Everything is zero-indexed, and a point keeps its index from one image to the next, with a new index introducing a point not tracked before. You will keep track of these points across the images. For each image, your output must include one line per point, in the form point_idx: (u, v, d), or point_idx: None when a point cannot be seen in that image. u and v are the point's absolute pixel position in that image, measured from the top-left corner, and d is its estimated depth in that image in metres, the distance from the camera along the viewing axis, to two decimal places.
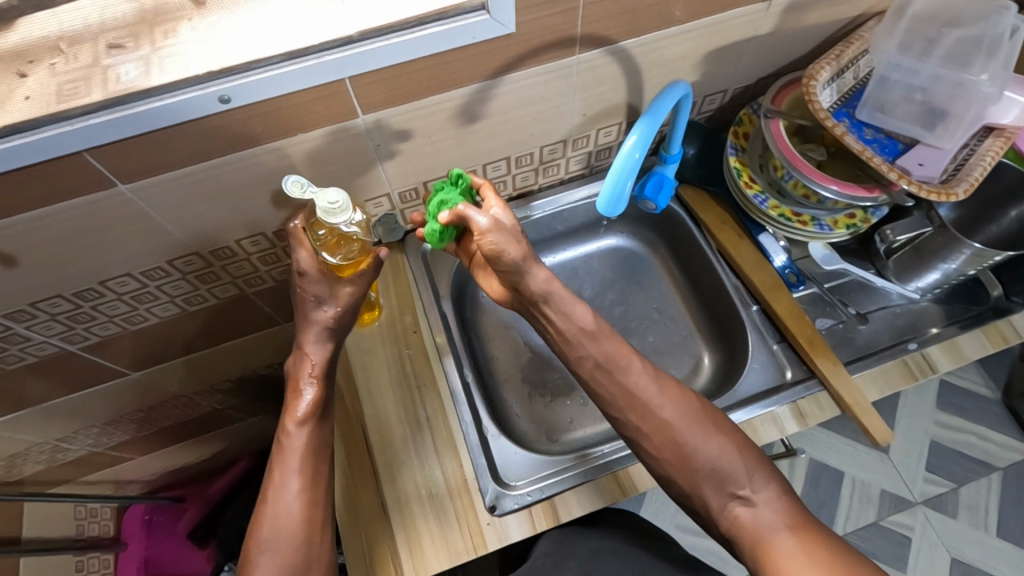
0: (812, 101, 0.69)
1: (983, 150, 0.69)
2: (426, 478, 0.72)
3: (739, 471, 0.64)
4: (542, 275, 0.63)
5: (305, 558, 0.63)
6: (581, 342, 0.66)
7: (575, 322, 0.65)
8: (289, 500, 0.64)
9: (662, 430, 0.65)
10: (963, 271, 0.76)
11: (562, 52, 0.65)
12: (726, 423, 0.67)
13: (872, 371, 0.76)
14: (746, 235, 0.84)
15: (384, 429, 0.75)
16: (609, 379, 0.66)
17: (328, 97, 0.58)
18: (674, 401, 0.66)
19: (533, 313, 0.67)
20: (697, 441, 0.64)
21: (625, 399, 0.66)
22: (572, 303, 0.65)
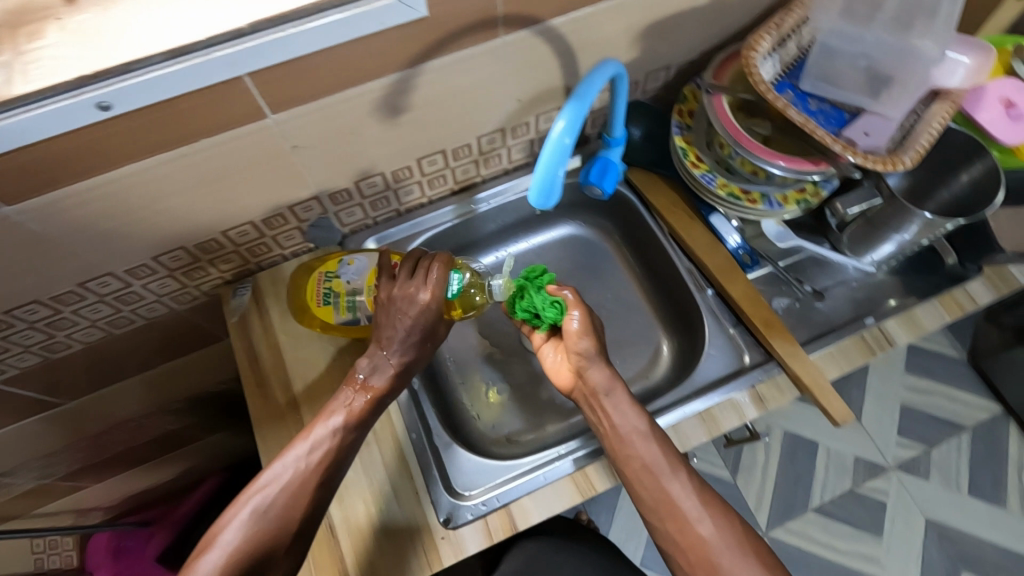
0: (751, 74, 0.66)
1: (930, 115, 0.67)
2: (391, 512, 0.67)
3: None
4: (603, 375, 0.67)
5: (275, 550, 0.60)
6: (632, 442, 0.63)
7: (627, 427, 0.64)
8: (291, 482, 0.62)
9: (699, 548, 0.59)
10: (917, 240, 0.74)
11: (485, 35, 0.61)
12: (768, 555, 0.60)
13: (829, 349, 0.74)
14: (698, 216, 0.81)
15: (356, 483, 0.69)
16: (651, 480, 0.62)
17: (228, 97, 0.53)
18: (719, 520, 0.61)
19: (590, 409, 0.67)
20: (731, 560, 0.58)
21: (664, 504, 0.61)
22: (629, 405, 0.65)
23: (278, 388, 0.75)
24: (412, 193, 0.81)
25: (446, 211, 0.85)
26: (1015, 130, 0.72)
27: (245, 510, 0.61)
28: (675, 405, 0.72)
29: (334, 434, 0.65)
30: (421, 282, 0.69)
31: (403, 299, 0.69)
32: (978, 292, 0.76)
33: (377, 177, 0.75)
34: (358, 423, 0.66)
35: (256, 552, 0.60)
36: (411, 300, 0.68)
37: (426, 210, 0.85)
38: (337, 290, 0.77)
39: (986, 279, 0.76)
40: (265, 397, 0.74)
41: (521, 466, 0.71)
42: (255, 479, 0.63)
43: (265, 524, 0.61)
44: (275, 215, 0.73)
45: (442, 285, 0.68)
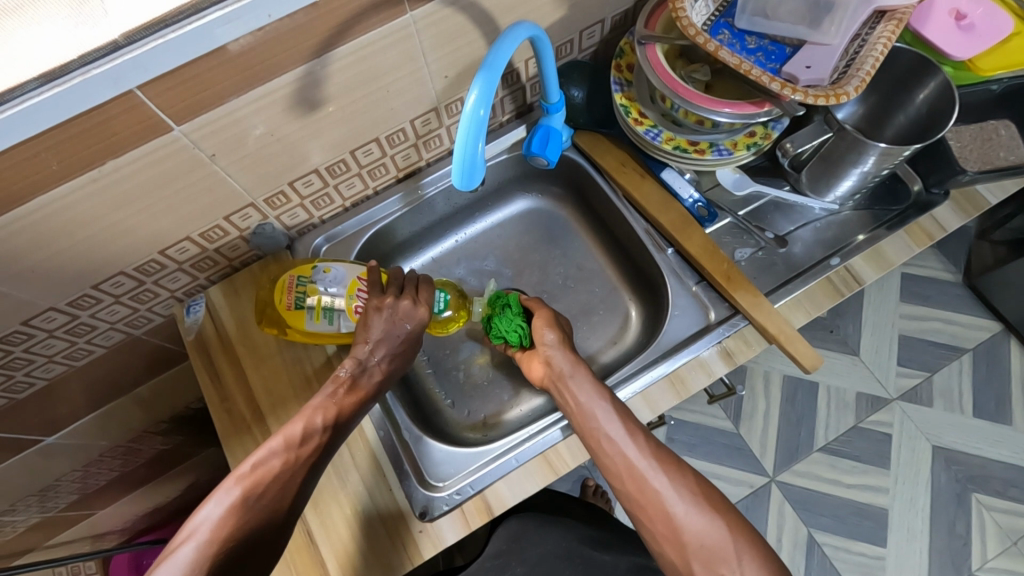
0: (678, 19, 0.62)
1: (874, 38, 0.63)
2: (366, 509, 0.67)
3: (727, 551, 0.57)
4: (568, 361, 0.69)
5: (259, 538, 0.58)
6: (591, 414, 0.63)
7: (590, 404, 0.64)
8: (279, 472, 0.61)
9: (655, 504, 0.60)
10: (878, 172, 0.70)
11: (390, 13, 0.58)
12: (722, 502, 0.60)
13: (796, 295, 0.72)
14: (649, 174, 0.78)
15: (329, 486, 0.68)
16: (610, 445, 0.62)
17: (123, 113, 0.51)
18: (677, 481, 0.61)
19: (557, 392, 0.68)
20: (687, 510, 0.59)
21: (623, 467, 0.61)
22: (591, 385, 0.65)
23: (241, 402, 0.74)
24: (354, 186, 0.79)
25: (394, 201, 0.83)
26: (968, 43, 0.69)
27: (228, 497, 0.58)
28: (641, 371, 0.70)
29: (322, 430, 0.64)
30: (411, 294, 0.74)
31: (395, 306, 0.72)
32: (945, 219, 0.73)
33: (312, 175, 0.72)
34: (346, 421, 0.66)
35: (241, 537, 0.57)
36: (404, 310, 0.72)
37: (373, 202, 0.83)
38: (312, 294, 0.75)
39: (952, 203, 0.74)
40: (229, 413, 0.73)
41: (494, 451, 0.70)
42: (238, 466, 0.61)
43: (252, 513, 0.58)
44: (212, 227, 0.71)
45: (430, 299, 0.76)
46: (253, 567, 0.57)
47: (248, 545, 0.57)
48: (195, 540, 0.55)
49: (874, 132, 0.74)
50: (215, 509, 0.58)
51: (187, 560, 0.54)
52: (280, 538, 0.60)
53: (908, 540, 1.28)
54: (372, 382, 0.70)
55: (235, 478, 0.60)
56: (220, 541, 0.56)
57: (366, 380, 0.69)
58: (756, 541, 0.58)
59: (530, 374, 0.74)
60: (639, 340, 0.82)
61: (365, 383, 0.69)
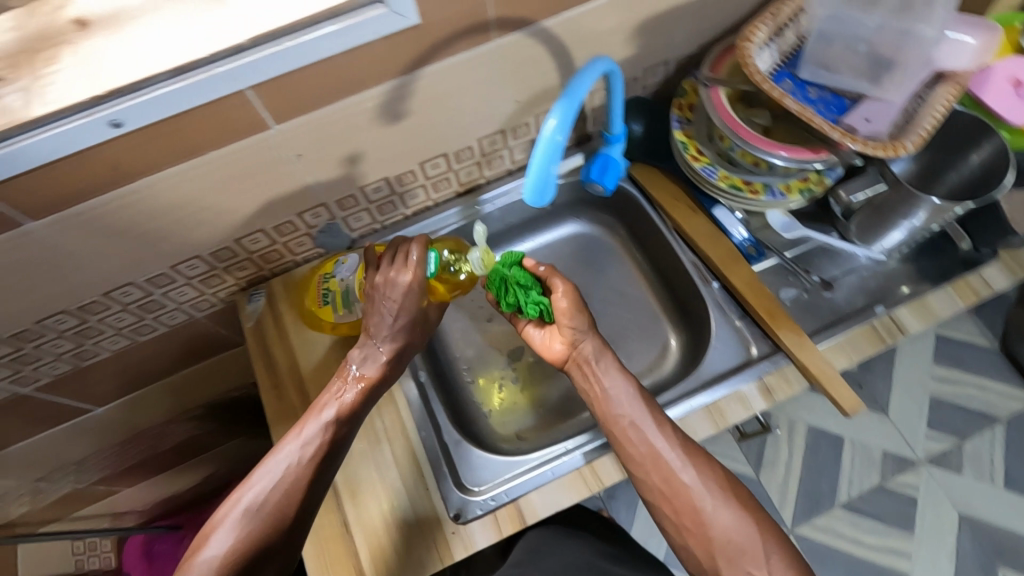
0: (746, 65, 0.66)
1: (933, 98, 0.66)
2: (398, 502, 0.69)
3: (755, 547, 0.59)
4: (594, 345, 0.68)
5: (271, 540, 0.61)
6: (619, 400, 0.65)
7: (616, 391, 0.66)
8: (284, 476, 0.63)
9: (684, 497, 0.61)
10: (927, 227, 0.73)
11: (478, 39, 0.62)
12: (749, 499, 0.62)
13: (839, 339, 0.73)
14: (700, 209, 0.81)
15: (361, 458, 0.71)
16: (636, 434, 0.63)
17: (231, 110, 0.56)
18: (703, 470, 0.62)
19: (580, 375, 0.69)
20: (716, 506, 0.60)
21: (648, 456, 0.62)
22: (616, 369, 0.67)
23: (290, 387, 0.77)
24: (417, 196, 0.83)
25: (452, 213, 0.87)
26: None
27: (236, 510, 0.62)
28: (682, 398, 0.72)
29: (324, 428, 0.66)
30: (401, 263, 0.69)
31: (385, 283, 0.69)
32: (993, 278, 0.75)
33: (382, 182, 0.77)
34: (349, 414, 0.67)
35: (252, 544, 0.60)
36: (396, 289, 0.69)
37: (433, 212, 0.87)
38: (333, 287, 0.79)
39: (1001, 263, 0.76)
40: (278, 396, 0.77)
41: (530, 461, 0.72)
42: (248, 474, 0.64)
43: (259, 519, 0.61)
44: (285, 222, 0.75)
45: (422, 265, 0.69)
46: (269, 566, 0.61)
47: (261, 548, 0.61)
48: (213, 546, 0.60)
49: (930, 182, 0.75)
50: (231, 516, 0.62)
51: (209, 568, 0.59)
52: (290, 539, 0.62)
53: None
54: (371, 366, 0.70)
55: (246, 485, 0.63)
56: (232, 548, 0.60)
57: (368, 370, 0.70)
58: (785, 543, 0.60)
59: (545, 351, 0.73)
60: (680, 369, 0.83)
61: (366, 372, 0.70)
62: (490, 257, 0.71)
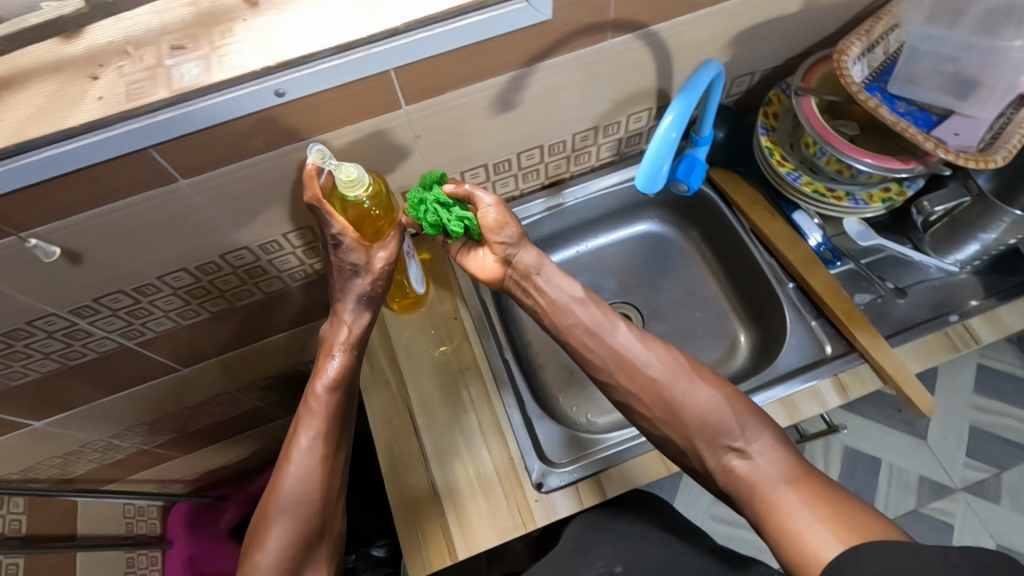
0: (842, 76, 0.70)
1: (1020, 118, 0.69)
2: (474, 457, 0.74)
3: (731, 423, 0.65)
4: (533, 255, 0.70)
5: (320, 523, 0.67)
6: (572, 310, 0.71)
7: (563, 297, 0.71)
8: (303, 462, 0.68)
9: (653, 390, 0.68)
10: (1002, 241, 0.75)
11: (594, 38, 0.67)
12: (712, 374, 0.69)
13: (913, 344, 0.76)
14: (780, 214, 0.85)
15: (443, 395, 0.78)
16: (594, 340, 0.70)
17: (373, 89, 0.61)
18: (659, 354, 0.69)
19: (525, 290, 0.72)
20: (688, 394, 0.67)
21: (613, 358, 0.70)
22: (562, 274, 0.72)
23: (382, 357, 0.82)
24: (507, 185, 0.88)
25: (537, 204, 0.91)
26: None
27: (274, 507, 0.66)
28: (759, 390, 0.75)
29: (323, 398, 0.70)
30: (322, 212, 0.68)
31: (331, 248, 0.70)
32: None
33: (480, 169, 0.81)
34: (341, 378, 0.71)
35: (299, 534, 0.66)
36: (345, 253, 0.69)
37: (518, 202, 0.92)
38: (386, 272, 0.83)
39: None
40: (371, 363, 0.81)
41: (610, 438, 0.75)
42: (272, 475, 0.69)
43: (293, 511, 0.66)
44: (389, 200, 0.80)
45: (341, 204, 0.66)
46: (319, 543, 0.68)
47: (308, 530, 0.66)
48: (263, 546, 0.65)
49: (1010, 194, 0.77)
50: (269, 516, 0.66)
51: (269, 564, 0.64)
52: (326, 515, 0.68)
53: None
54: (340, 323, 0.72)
55: (273, 484, 0.68)
56: (280, 543, 0.65)
57: (339, 337, 0.72)
58: (757, 412, 0.66)
59: (480, 274, 0.73)
60: (751, 365, 0.86)
61: (339, 338, 0.72)
62: (352, 174, 0.63)
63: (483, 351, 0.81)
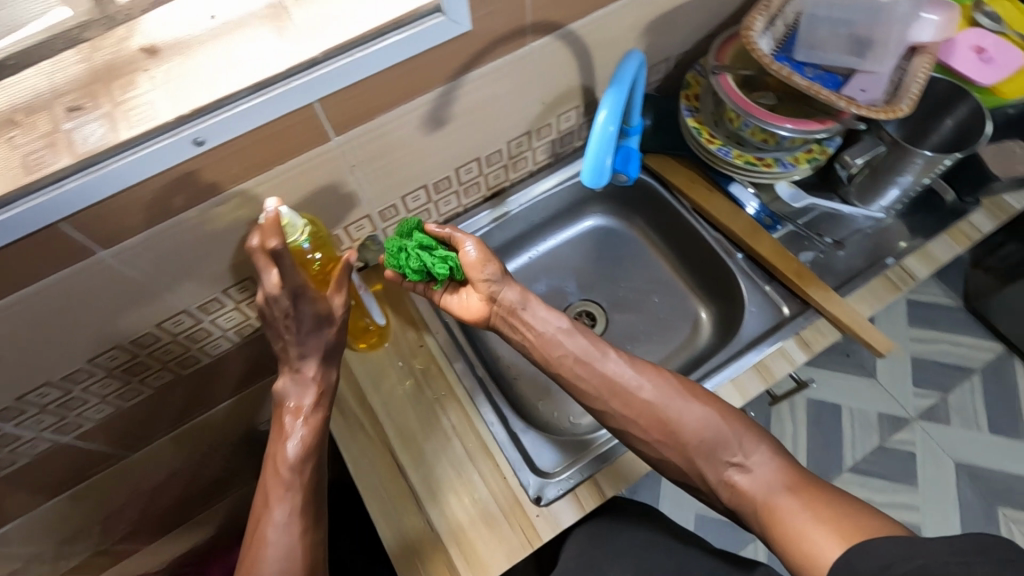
0: (754, 50, 0.74)
1: (914, 67, 0.75)
2: (468, 490, 0.71)
3: (727, 437, 0.65)
4: (516, 293, 0.70)
5: None
6: (559, 341, 0.70)
7: (548, 329, 0.70)
8: (276, 536, 0.63)
9: (650, 412, 0.66)
10: (918, 183, 0.80)
11: (516, 43, 0.67)
12: (704, 394, 0.68)
13: (860, 291, 0.80)
14: (717, 188, 0.88)
15: (422, 431, 0.75)
16: (583, 368, 0.69)
17: (299, 125, 0.59)
18: (653, 378, 0.68)
19: (510, 326, 0.71)
20: (683, 410, 0.66)
21: (604, 384, 0.68)
22: (542, 307, 0.71)
23: (352, 400, 0.77)
24: (450, 203, 0.86)
25: (483, 216, 0.90)
26: (991, 72, 0.81)
27: None
28: (731, 361, 0.77)
29: (293, 469, 0.66)
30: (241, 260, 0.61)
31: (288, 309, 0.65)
32: (980, 222, 0.84)
33: (421, 191, 0.80)
34: (310, 444, 0.67)
35: None
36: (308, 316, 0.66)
37: (463, 217, 0.90)
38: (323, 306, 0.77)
39: (984, 210, 0.84)
40: (342, 411, 0.77)
41: (598, 438, 0.74)
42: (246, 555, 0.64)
43: None
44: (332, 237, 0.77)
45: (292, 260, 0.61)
46: None
47: None
48: None
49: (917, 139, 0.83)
50: None
51: None
52: None
53: None
54: (305, 386, 0.69)
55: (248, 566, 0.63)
56: None
57: (307, 404, 0.69)
58: (751, 425, 0.66)
59: (465, 315, 0.73)
60: (716, 338, 0.88)
61: (305, 405, 0.69)
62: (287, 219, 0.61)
63: (452, 377, 0.79)
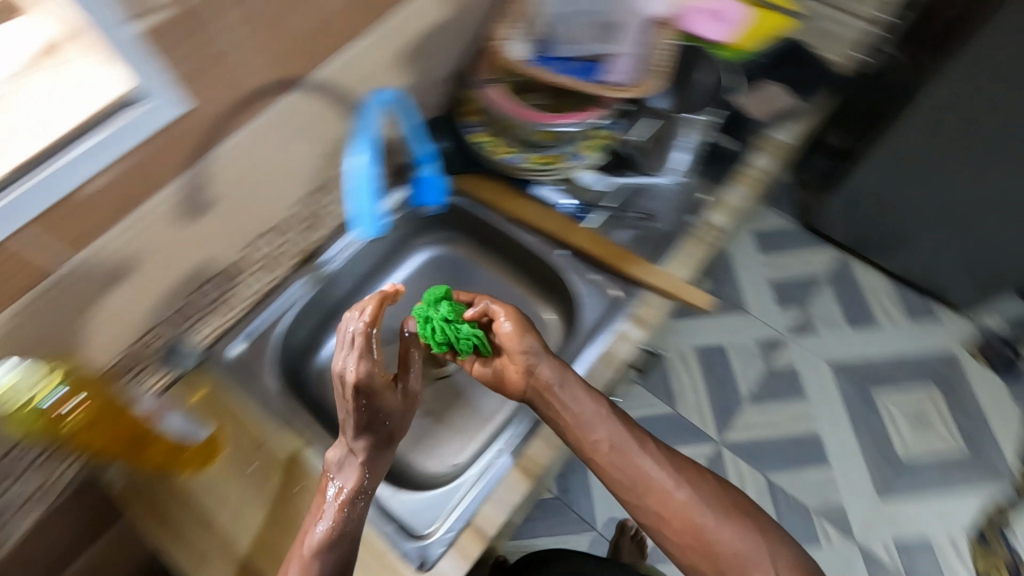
0: (509, 59, 0.78)
1: (654, 43, 0.80)
2: None
3: (756, 553, 0.64)
4: (551, 368, 0.67)
5: None
6: (592, 424, 0.66)
7: (581, 409, 0.66)
8: None
9: (682, 516, 0.65)
10: (696, 143, 0.88)
11: (258, 106, 0.64)
12: (746, 508, 0.67)
13: (675, 257, 0.84)
14: (523, 193, 0.88)
15: (278, 534, 0.67)
16: (620, 458, 0.66)
17: (11, 263, 0.51)
18: (692, 480, 0.67)
19: (544, 405, 0.68)
20: (719, 522, 0.65)
21: (641, 480, 0.66)
22: (580, 390, 0.67)
23: (191, 524, 0.68)
24: (256, 280, 0.80)
25: (297, 287, 0.83)
26: (721, 28, 0.84)
27: None
28: (577, 358, 0.77)
29: None
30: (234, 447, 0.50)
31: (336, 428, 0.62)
32: (764, 164, 0.89)
33: (215, 279, 0.74)
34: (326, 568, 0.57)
35: None
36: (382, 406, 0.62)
37: (278, 292, 0.83)
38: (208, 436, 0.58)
39: (765, 151, 0.90)
40: (179, 539, 0.68)
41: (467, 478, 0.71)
42: None
43: None
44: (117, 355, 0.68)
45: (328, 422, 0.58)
46: None
47: None
48: None
49: (688, 99, 0.86)
50: None
51: None
52: None
53: (845, 454, 1.45)
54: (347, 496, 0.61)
55: None
56: None
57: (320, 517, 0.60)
58: (787, 549, 0.65)
59: (502, 386, 0.71)
60: (567, 336, 0.87)
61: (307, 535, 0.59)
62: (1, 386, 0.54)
63: None
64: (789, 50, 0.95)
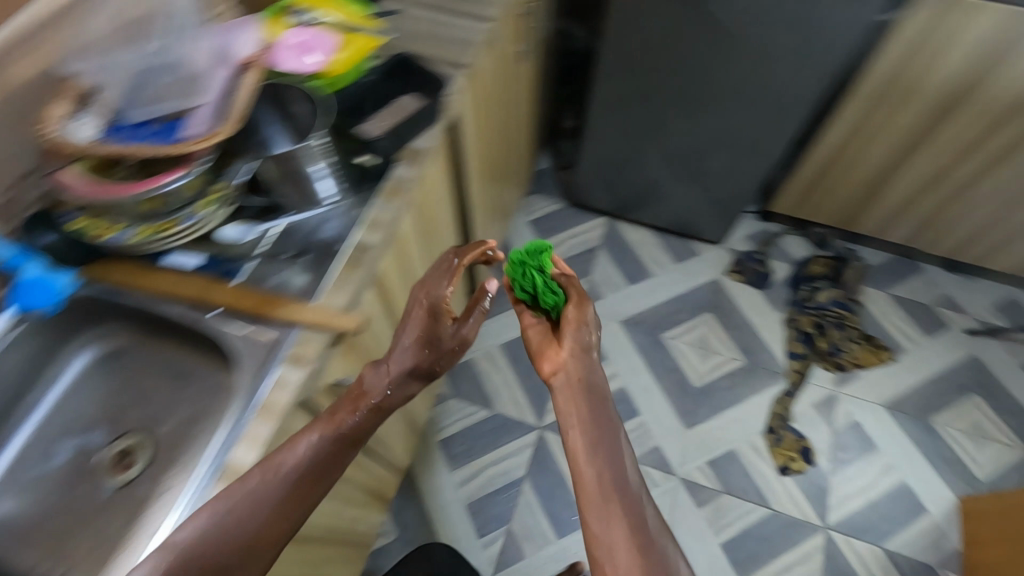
0: (67, 144, 0.75)
1: (236, 83, 0.81)
2: None
3: None
4: (575, 362, 0.79)
5: None
6: (568, 404, 0.76)
7: (581, 429, 0.73)
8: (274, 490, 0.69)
9: (613, 555, 0.66)
10: (327, 167, 0.85)
11: None
12: None
13: (328, 286, 0.84)
14: (158, 265, 0.85)
15: None
16: (588, 464, 0.71)
17: None
18: (638, 546, 0.66)
19: (567, 395, 0.77)
20: None
21: (594, 505, 0.69)
22: (592, 414, 0.74)
23: None
24: None
25: None
26: (310, 62, 0.91)
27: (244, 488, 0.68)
28: (230, 421, 0.74)
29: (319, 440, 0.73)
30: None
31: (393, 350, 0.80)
32: (399, 175, 0.94)
33: None
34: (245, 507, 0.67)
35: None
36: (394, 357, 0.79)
37: None
38: None
39: (398, 163, 0.95)
40: None
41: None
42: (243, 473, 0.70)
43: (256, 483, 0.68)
44: None
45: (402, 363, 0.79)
46: None
47: None
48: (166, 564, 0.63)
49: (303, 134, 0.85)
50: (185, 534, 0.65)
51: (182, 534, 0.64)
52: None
53: None
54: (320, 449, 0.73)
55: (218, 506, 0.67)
56: None
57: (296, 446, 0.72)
58: None
59: (538, 352, 0.85)
60: None
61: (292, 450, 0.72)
62: None
63: None
64: (400, 65, 1.00)
